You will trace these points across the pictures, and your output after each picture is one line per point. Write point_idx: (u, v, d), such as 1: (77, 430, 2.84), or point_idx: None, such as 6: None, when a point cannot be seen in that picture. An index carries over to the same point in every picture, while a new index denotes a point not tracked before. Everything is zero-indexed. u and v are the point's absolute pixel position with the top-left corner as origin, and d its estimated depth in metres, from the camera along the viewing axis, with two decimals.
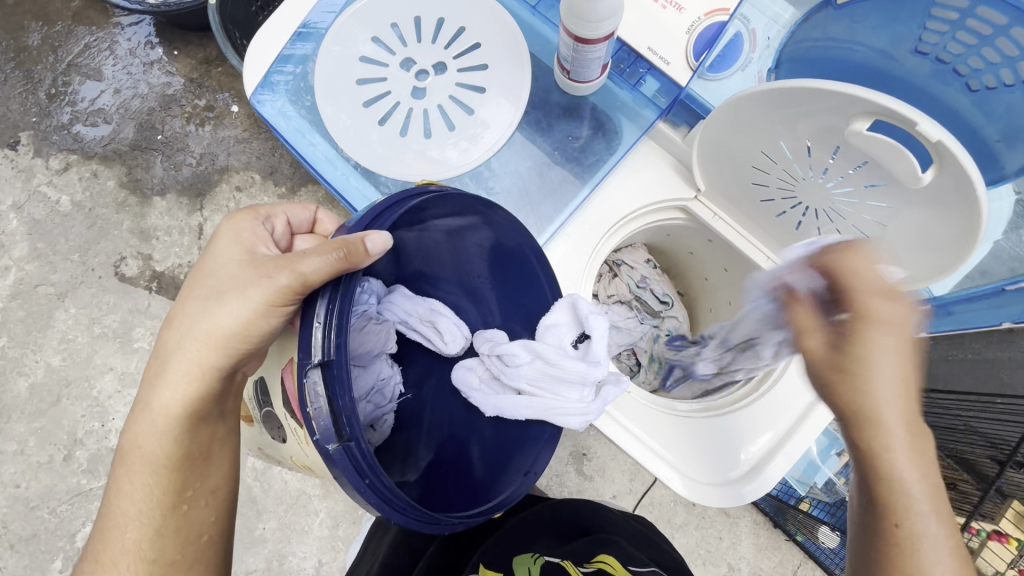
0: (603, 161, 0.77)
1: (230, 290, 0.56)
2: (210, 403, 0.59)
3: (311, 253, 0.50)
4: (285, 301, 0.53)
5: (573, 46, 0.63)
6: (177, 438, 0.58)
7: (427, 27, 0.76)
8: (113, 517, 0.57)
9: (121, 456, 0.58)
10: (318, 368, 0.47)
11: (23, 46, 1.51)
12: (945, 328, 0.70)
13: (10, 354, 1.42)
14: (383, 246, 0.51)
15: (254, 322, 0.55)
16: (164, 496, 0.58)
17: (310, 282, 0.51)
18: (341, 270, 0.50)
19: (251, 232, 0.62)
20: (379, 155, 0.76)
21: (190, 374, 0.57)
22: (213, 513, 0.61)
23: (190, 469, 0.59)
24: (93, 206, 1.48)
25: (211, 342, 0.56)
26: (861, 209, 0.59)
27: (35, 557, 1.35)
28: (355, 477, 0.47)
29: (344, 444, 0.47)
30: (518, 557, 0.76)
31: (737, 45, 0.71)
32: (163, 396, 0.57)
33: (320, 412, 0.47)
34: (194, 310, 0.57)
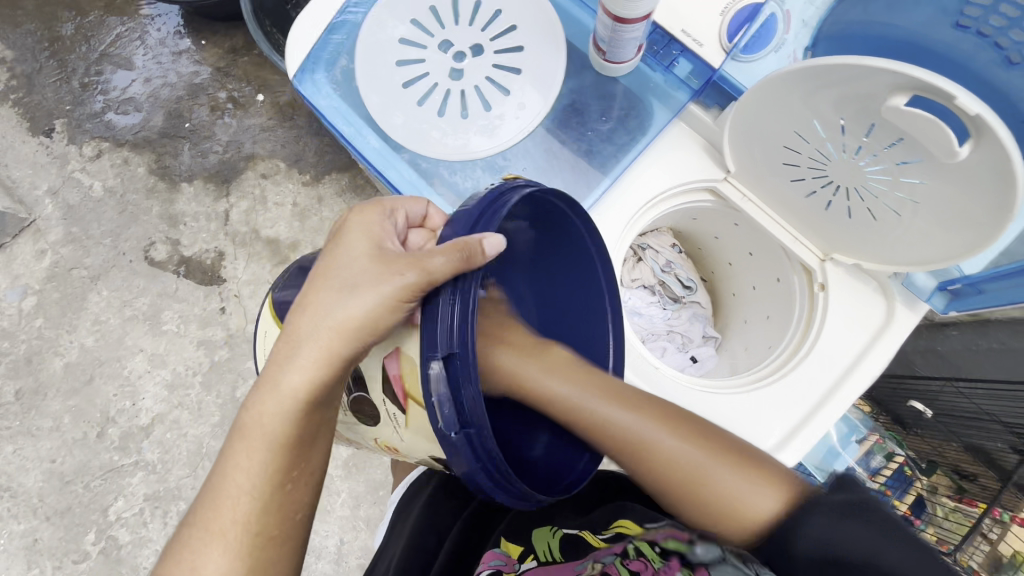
0: (635, 142, 0.78)
1: (368, 282, 0.56)
2: (333, 393, 0.59)
3: (436, 252, 0.52)
4: (414, 297, 0.54)
5: (611, 26, 0.64)
6: (301, 420, 0.57)
7: (464, 9, 0.77)
8: (223, 493, 0.56)
9: (236, 431, 0.58)
10: (441, 361, 0.50)
11: (57, 37, 1.56)
12: (972, 308, 0.70)
13: (46, 335, 1.47)
14: (497, 246, 0.53)
15: (386, 316, 0.55)
16: (274, 476, 0.57)
17: (434, 279, 0.52)
18: (462, 269, 0.52)
19: (380, 228, 0.62)
20: (417, 136, 0.78)
21: (319, 360, 0.57)
22: (307, 499, 0.61)
23: (303, 451, 0.58)
24: (124, 191, 1.52)
25: (344, 330, 0.56)
26: (895, 186, 0.59)
27: (69, 529, 1.40)
28: (472, 461, 0.51)
29: (466, 430, 0.50)
30: (535, 532, 0.77)
31: (771, 27, 0.71)
32: (290, 379, 0.57)
33: (443, 402, 0.50)
34: (330, 300, 0.57)
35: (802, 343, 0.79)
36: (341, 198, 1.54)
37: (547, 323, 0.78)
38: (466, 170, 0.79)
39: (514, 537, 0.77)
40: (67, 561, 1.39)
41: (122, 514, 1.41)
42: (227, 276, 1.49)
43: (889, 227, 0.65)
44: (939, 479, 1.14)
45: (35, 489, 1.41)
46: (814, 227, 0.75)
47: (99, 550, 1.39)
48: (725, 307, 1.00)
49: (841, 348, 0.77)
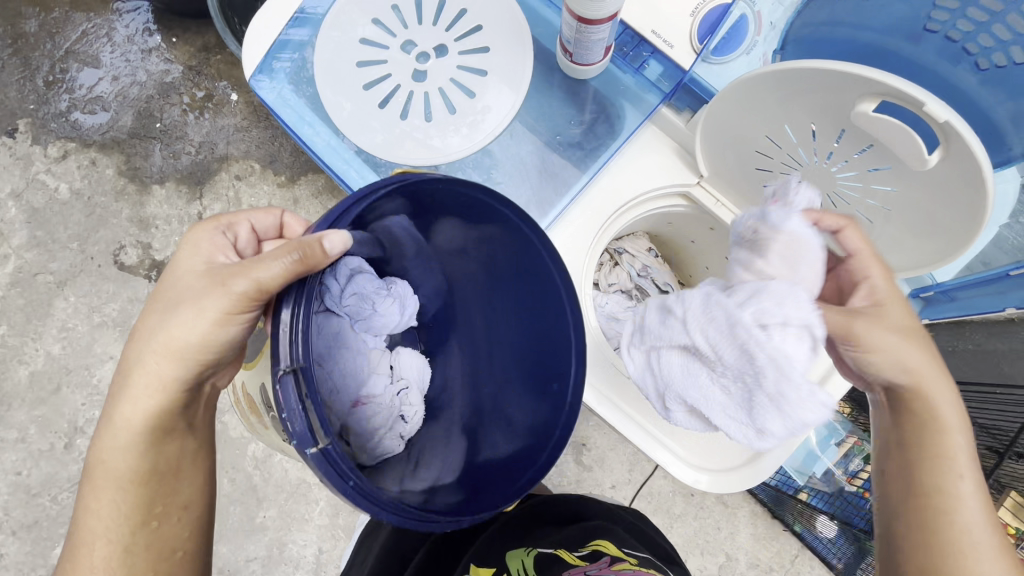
0: (605, 145, 0.77)
1: (187, 301, 0.57)
2: (176, 413, 0.59)
3: (267, 258, 0.52)
4: (246, 308, 0.55)
5: (576, 27, 0.62)
6: (143, 451, 0.58)
7: (428, 9, 0.75)
8: (81, 536, 0.56)
9: (87, 473, 0.58)
10: (290, 373, 0.48)
11: (20, 33, 1.49)
12: (946, 316, 0.69)
13: (10, 343, 1.42)
14: (342, 244, 0.52)
15: (215, 331, 0.57)
16: (133, 512, 0.57)
17: (266, 288, 0.53)
18: (299, 272, 0.52)
19: (210, 243, 0.64)
20: (381, 140, 0.75)
21: (152, 386, 0.57)
22: (187, 529, 0.60)
23: (157, 481, 0.58)
24: (91, 194, 1.47)
25: (169, 354, 0.57)
26: (866, 194, 0.58)
27: (37, 544, 1.35)
28: (340, 480, 0.48)
29: (322, 446, 0.48)
30: (507, 553, 0.80)
31: (742, 28, 0.69)
32: (126, 410, 0.57)
33: (296, 417, 0.47)
34: (153, 322, 0.58)
35: None
36: (319, 200, 1.50)
37: (513, 331, 0.75)
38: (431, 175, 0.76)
39: (485, 561, 0.79)
40: None
41: None
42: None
43: (862, 235, 0.63)
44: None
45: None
46: None
47: None
48: None
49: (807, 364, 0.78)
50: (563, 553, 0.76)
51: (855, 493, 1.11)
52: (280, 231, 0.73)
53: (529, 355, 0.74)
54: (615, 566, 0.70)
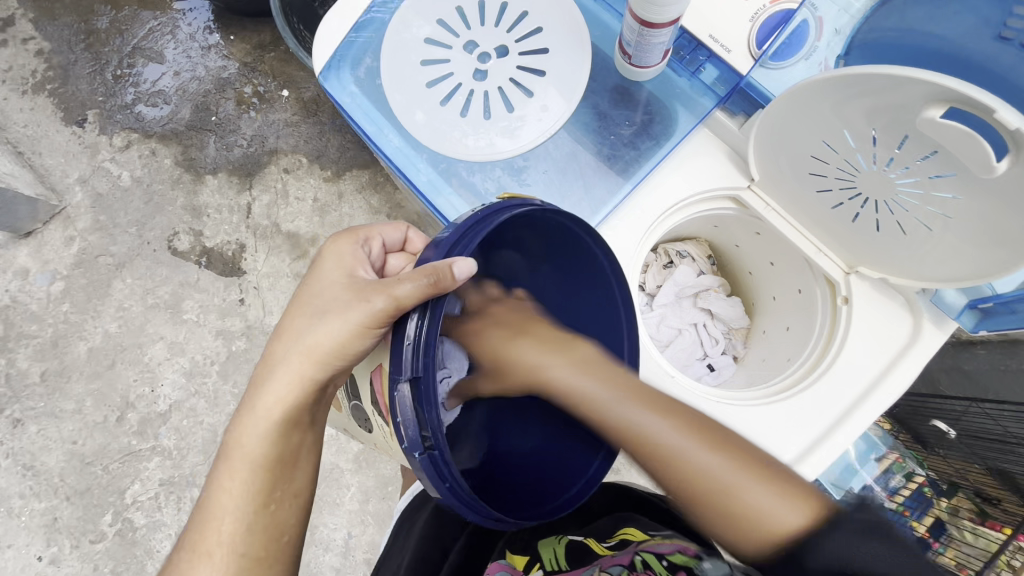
0: (658, 146, 0.77)
1: (334, 310, 0.61)
2: (306, 409, 0.64)
3: (405, 280, 0.55)
4: (377, 324, 0.58)
5: (637, 30, 0.63)
6: (275, 441, 0.62)
7: (490, 10, 0.77)
8: (213, 510, 0.61)
9: (223, 454, 0.63)
10: (408, 384, 0.53)
11: (93, 29, 1.60)
12: (1003, 327, 0.66)
13: (72, 319, 1.51)
14: (468, 271, 0.54)
15: (353, 341, 0.60)
16: (257, 494, 0.62)
17: (403, 305, 0.56)
18: (431, 295, 0.54)
19: (352, 256, 0.68)
20: (440, 135, 0.78)
21: (292, 384, 0.62)
22: (296, 515, 0.65)
23: (281, 469, 0.63)
24: (151, 182, 1.56)
25: (312, 358, 0.61)
26: (926, 200, 0.58)
27: (87, 510, 1.44)
28: (438, 481, 0.53)
29: (428, 450, 0.53)
30: (541, 542, 0.81)
31: (803, 33, 0.70)
32: (269, 400, 0.63)
33: (409, 422, 0.53)
34: (300, 326, 0.63)
35: (819, 362, 0.77)
36: (361, 195, 1.56)
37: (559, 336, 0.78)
38: (486, 170, 0.79)
39: (520, 550, 0.80)
40: (84, 541, 1.42)
41: (138, 497, 1.44)
42: (247, 268, 1.52)
43: (918, 242, 0.63)
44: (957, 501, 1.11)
45: (56, 469, 1.45)
46: (840, 240, 0.73)
47: (115, 531, 1.43)
48: (763, 310, 0.94)
49: (854, 373, 0.74)
50: (592, 544, 0.76)
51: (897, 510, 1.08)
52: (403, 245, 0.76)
53: None
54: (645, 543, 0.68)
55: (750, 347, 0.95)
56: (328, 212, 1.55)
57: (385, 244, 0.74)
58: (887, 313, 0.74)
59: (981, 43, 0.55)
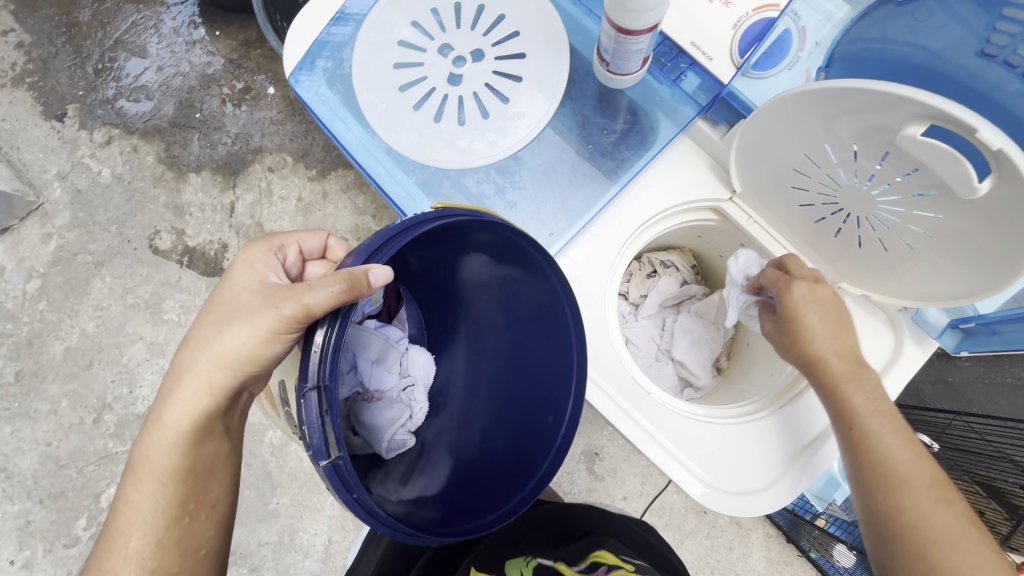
0: (638, 156, 0.75)
1: (240, 317, 0.58)
2: (217, 418, 0.61)
3: (317, 284, 0.52)
4: (288, 330, 0.55)
5: (614, 37, 0.60)
6: (185, 452, 0.60)
7: (466, 13, 0.75)
8: (119, 524, 0.59)
9: (131, 467, 0.60)
10: (314, 391, 0.49)
11: (74, 22, 1.56)
12: (986, 348, 0.63)
13: (48, 318, 1.48)
14: (386, 278, 0.52)
15: (262, 347, 0.57)
16: (169, 507, 0.59)
17: (314, 313, 0.52)
18: (344, 301, 0.51)
19: (263, 262, 0.65)
20: (413, 141, 0.75)
21: (201, 391, 0.59)
22: (213, 527, 0.62)
23: (193, 481, 0.60)
24: (132, 179, 1.52)
25: (220, 363, 0.58)
26: (907, 219, 0.56)
27: (62, 513, 1.40)
28: (344, 493, 0.49)
29: (334, 459, 0.49)
30: (508, 561, 0.78)
31: (786, 42, 0.67)
32: (175, 409, 0.60)
33: (315, 432, 0.48)
34: (207, 333, 0.59)
35: (798, 383, 0.77)
36: (348, 195, 1.53)
37: (517, 357, 0.74)
38: (461, 178, 0.76)
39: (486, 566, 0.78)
40: (58, 545, 1.39)
41: (114, 501, 1.41)
42: None
43: (900, 260, 0.61)
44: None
45: (30, 471, 1.42)
46: (823, 255, 0.71)
47: (90, 535, 1.39)
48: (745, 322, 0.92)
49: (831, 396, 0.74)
50: (563, 568, 0.75)
51: None
52: (324, 254, 0.74)
53: (530, 380, 0.73)
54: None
55: (733, 360, 0.93)
56: (313, 212, 1.51)
57: (303, 252, 0.71)
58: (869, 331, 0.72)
59: (964, 58, 0.54)
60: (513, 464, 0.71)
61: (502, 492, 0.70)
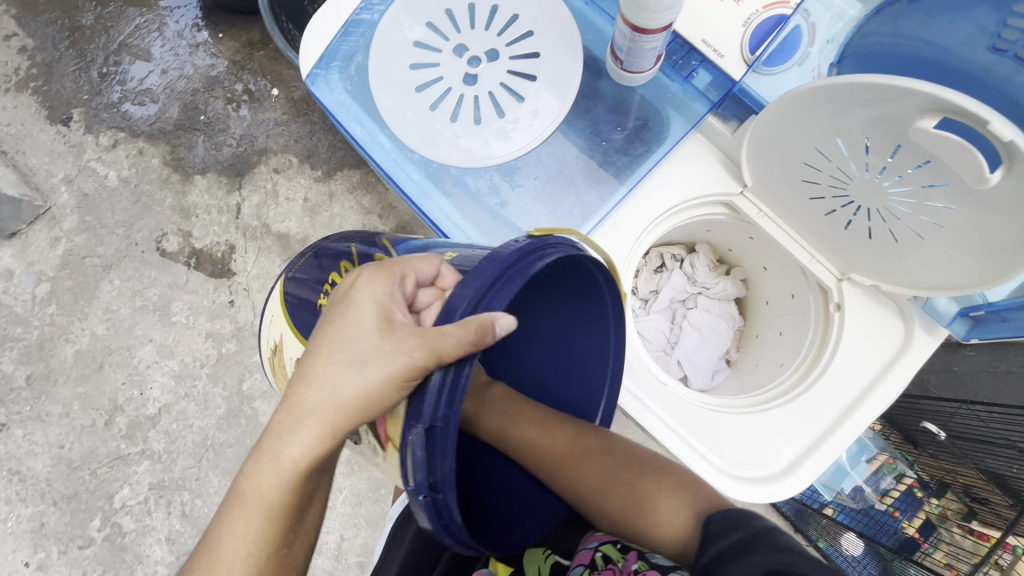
0: (650, 152, 0.76)
1: (367, 357, 0.52)
2: (333, 456, 0.56)
3: (447, 331, 0.47)
4: (413, 376, 0.50)
5: (630, 36, 0.61)
6: (290, 488, 0.54)
7: (480, 14, 0.76)
8: (218, 559, 0.53)
9: (239, 497, 0.55)
10: (422, 431, 0.47)
11: (77, 26, 1.56)
12: (994, 336, 0.64)
13: (58, 322, 1.49)
14: (510, 326, 0.49)
15: (383, 390, 0.51)
16: (271, 538, 0.54)
17: (444, 360, 0.48)
18: (471, 349, 0.47)
19: (384, 286, 0.56)
20: (430, 140, 0.76)
21: (317, 431, 0.54)
22: (305, 559, 0.58)
23: (299, 515, 0.55)
24: (138, 182, 1.53)
25: (341, 404, 0.53)
26: (918, 210, 0.57)
27: (75, 515, 1.42)
28: (434, 521, 0.49)
29: (432, 495, 0.48)
30: (527, 553, 0.74)
31: (796, 39, 0.68)
32: (290, 448, 0.54)
33: (418, 468, 0.48)
34: (331, 372, 0.54)
35: (809, 372, 0.76)
36: (353, 195, 1.54)
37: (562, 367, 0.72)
38: (477, 177, 0.78)
39: (505, 558, 0.75)
40: (72, 546, 1.40)
41: (127, 502, 1.42)
42: (237, 269, 1.50)
43: (911, 250, 0.62)
44: (948, 501, 1.11)
45: (43, 474, 1.43)
46: (833, 247, 0.72)
47: (104, 536, 1.41)
48: (756, 314, 0.93)
49: (845, 380, 0.73)
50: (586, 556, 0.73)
51: (886, 511, 1.12)
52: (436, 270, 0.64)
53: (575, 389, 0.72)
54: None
55: (743, 350, 0.94)
56: (319, 212, 1.53)
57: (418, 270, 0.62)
58: (877, 321, 0.73)
59: (973, 56, 0.53)
60: (556, 470, 0.72)
61: (536, 507, 0.70)
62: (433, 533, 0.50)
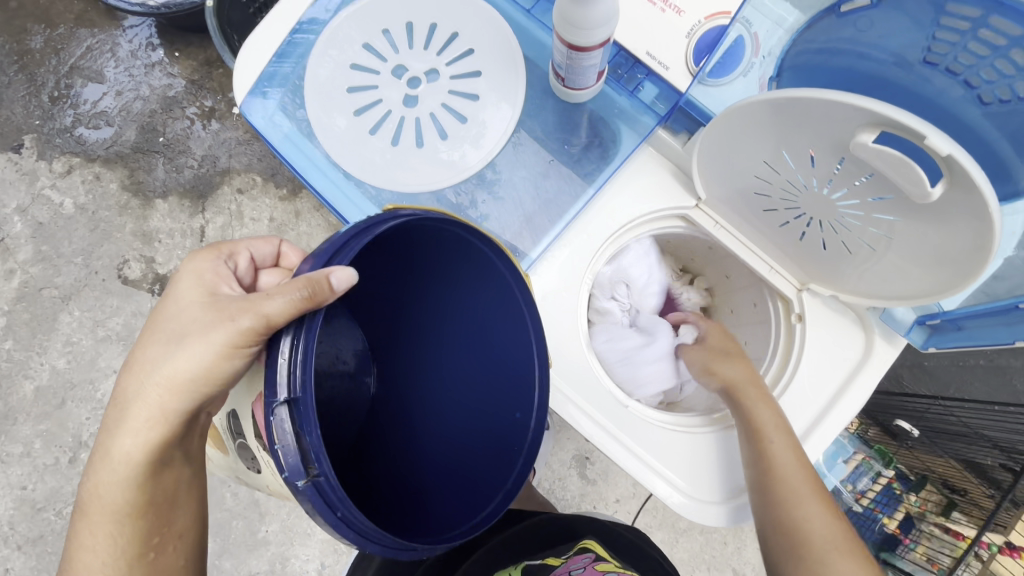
0: (599, 170, 0.73)
1: (193, 333, 0.56)
2: (175, 445, 0.59)
3: (274, 293, 0.49)
4: (247, 344, 0.53)
5: (566, 54, 0.59)
6: (140, 484, 0.58)
7: (419, 33, 0.73)
8: (77, 568, 0.58)
9: (81, 508, 0.59)
10: (285, 405, 0.46)
11: (26, 49, 1.51)
12: (952, 346, 0.63)
13: (16, 357, 1.43)
14: (348, 281, 0.49)
15: (218, 365, 0.55)
16: (130, 545, 0.58)
17: (274, 323, 0.50)
18: (306, 309, 0.49)
19: (212, 272, 0.62)
20: (371, 164, 0.73)
21: (154, 418, 0.57)
22: (181, 559, 0.61)
23: (157, 513, 0.59)
24: (96, 208, 1.48)
25: (172, 386, 0.56)
26: (868, 221, 0.56)
27: (42, 558, 1.35)
28: (327, 512, 0.46)
29: (313, 479, 0.45)
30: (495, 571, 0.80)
31: (737, 51, 0.66)
32: (124, 445, 0.57)
33: (288, 449, 0.45)
34: (156, 355, 0.57)
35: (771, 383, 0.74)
36: (320, 213, 1.50)
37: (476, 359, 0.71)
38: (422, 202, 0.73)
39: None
40: None
41: None
42: None
43: (866, 261, 0.61)
44: (928, 493, 1.10)
45: (6, 517, 1.37)
46: (792, 258, 0.70)
47: None
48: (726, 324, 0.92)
49: (811, 390, 0.71)
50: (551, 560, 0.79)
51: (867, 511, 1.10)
52: (277, 262, 0.73)
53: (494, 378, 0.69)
54: (597, 564, 0.73)
55: None
56: (286, 232, 1.49)
57: (255, 259, 0.70)
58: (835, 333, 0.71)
59: (905, 66, 0.53)
60: (493, 458, 0.67)
61: (478, 498, 0.65)
62: (329, 525, 0.47)
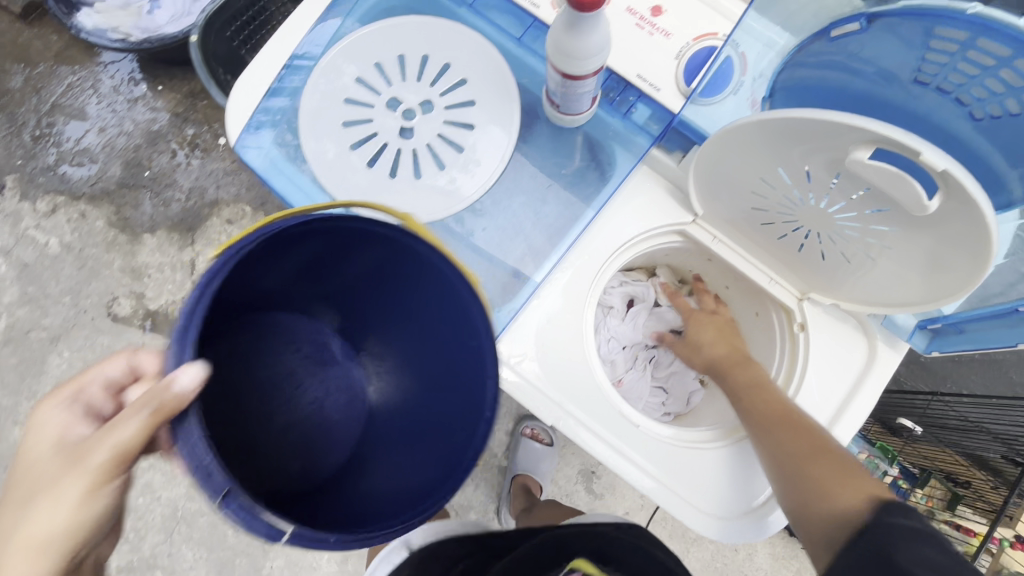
0: (598, 190, 0.73)
1: (40, 492, 0.49)
2: None
3: (127, 416, 0.46)
4: (111, 477, 0.48)
5: (561, 82, 0.59)
6: None
7: (411, 66, 0.73)
8: None
9: None
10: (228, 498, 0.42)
11: (6, 89, 1.49)
12: (957, 349, 0.63)
13: (4, 402, 1.39)
14: (200, 375, 0.44)
15: (85, 506, 0.49)
16: None
17: (136, 444, 0.47)
18: (160, 421, 0.45)
19: (59, 419, 0.55)
20: (370, 199, 0.72)
21: None
22: None
23: None
24: (82, 246, 1.46)
25: (34, 554, 0.49)
26: (866, 232, 0.57)
27: None
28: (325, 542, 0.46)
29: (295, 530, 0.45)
30: None
31: (724, 74, 0.64)
32: None
33: (258, 524, 0.43)
34: (6, 525, 0.50)
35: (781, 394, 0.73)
36: None
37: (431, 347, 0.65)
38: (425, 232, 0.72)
39: None
40: None
41: None
42: None
43: (865, 271, 0.62)
44: (933, 487, 1.14)
45: None
46: (791, 269, 0.71)
47: None
48: None
49: (821, 398, 0.71)
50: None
51: None
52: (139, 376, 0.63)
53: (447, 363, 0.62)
54: None
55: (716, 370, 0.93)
56: None
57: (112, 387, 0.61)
58: (837, 341, 0.72)
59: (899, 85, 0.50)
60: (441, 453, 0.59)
61: (422, 498, 0.56)
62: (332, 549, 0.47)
